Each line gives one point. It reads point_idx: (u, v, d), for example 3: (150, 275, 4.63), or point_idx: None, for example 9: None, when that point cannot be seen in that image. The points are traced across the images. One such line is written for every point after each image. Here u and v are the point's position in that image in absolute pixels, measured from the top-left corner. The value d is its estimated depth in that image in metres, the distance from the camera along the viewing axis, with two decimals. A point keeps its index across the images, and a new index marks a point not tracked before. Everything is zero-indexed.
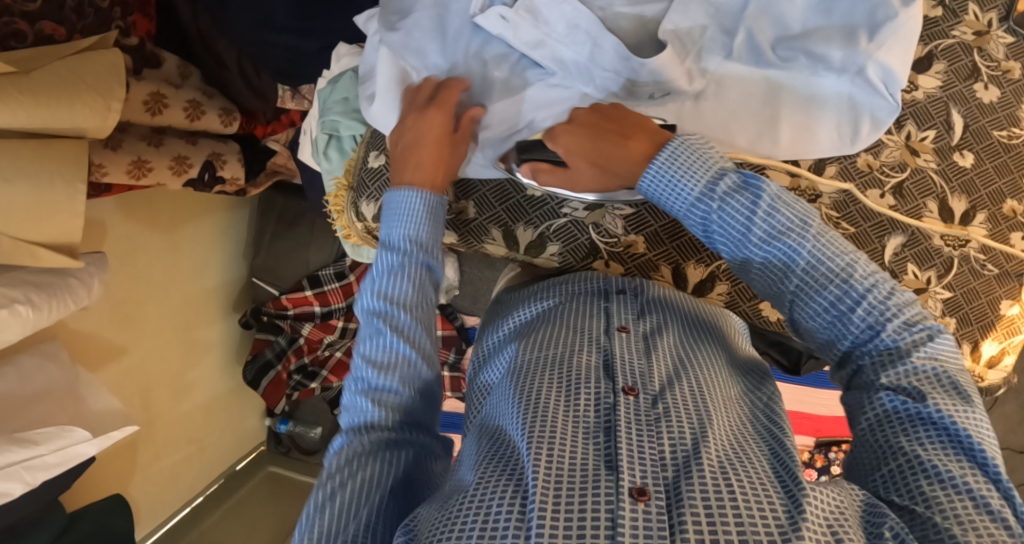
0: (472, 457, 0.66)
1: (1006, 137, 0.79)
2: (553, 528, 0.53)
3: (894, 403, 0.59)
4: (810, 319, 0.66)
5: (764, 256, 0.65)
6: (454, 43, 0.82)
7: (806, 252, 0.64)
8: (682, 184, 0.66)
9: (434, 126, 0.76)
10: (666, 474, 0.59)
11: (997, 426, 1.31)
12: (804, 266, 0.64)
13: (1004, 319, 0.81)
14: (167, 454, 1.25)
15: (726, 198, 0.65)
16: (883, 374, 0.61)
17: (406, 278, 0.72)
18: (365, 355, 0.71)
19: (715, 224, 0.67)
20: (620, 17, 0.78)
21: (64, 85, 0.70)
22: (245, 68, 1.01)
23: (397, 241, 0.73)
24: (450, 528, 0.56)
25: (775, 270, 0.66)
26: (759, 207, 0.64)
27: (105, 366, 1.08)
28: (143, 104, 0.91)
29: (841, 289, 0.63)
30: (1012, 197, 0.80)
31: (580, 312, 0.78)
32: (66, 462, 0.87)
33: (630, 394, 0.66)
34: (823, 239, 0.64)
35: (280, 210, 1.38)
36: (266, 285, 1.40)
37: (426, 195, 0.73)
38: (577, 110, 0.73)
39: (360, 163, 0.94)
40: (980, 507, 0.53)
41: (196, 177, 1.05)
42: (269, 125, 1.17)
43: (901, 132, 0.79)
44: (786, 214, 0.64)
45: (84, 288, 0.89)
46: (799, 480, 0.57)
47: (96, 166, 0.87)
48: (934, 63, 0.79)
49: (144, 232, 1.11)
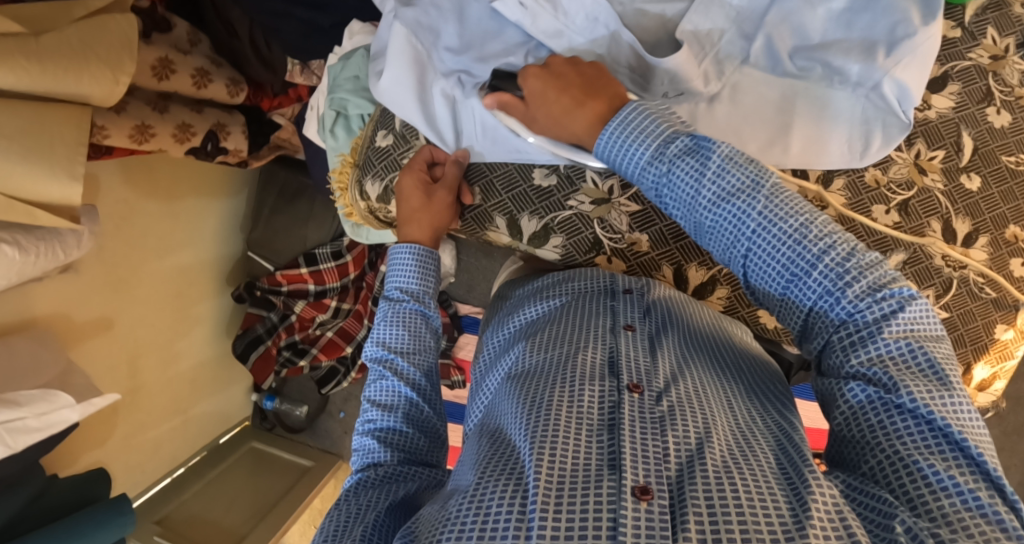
0: (473, 457, 0.67)
1: (1014, 162, 0.80)
2: (553, 529, 0.54)
3: (864, 391, 0.58)
4: (768, 284, 0.63)
5: (715, 219, 0.63)
6: (473, 27, 0.82)
7: (755, 214, 0.61)
8: (634, 148, 0.65)
9: (409, 187, 0.84)
10: (669, 472, 0.59)
11: None
12: (754, 229, 0.61)
13: (998, 343, 0.82)
14: (151, 424, 1.24)
15: (674, 163, 0.64)
16: (853, 356, 0.59)
17: (401, 325, 0.78)
18: (371, 400, 0.75)
19: (665, 188, 0.65)
20: (640, 14, 0.77)
21: (72, 53, 0.71)
22: (256, 40, 1.02)
23: (394, 293, 0.81)
24: (451, 527, 0.57)
25: (727, 233, 0.63)
26: (706, 171, 0.62)
27: (95, 329, 1.07)
28: (150, 69, 0.91)
29: (795, 253, 0.60)
30: (1016, 223, 0.80)
31: (585, 310, 0.78)
32: (48, 427, 0.86)
33: (634, 391, 0.66)
34: (775, 199, 0.61)
35: (281, 184, 1.37)
36: (261, 260, 1.40)
37: (417, 249, 0.81)
38: (555, 58, 0.74)
39: (367, 141, 0.93)
40: (974, 509, 0.50)
41: (199, 146, 1.04)
42: (276, 99, 1.17)
43: (911, 149, 0.79)
44: (736, 174, 0.62)
45: (74, 237, 0.88)
46: (804, 474, 0.57)
47: (98, 127, 0.86)
48: (948, 83, 0.79)
49: (141, 197, 1.10)
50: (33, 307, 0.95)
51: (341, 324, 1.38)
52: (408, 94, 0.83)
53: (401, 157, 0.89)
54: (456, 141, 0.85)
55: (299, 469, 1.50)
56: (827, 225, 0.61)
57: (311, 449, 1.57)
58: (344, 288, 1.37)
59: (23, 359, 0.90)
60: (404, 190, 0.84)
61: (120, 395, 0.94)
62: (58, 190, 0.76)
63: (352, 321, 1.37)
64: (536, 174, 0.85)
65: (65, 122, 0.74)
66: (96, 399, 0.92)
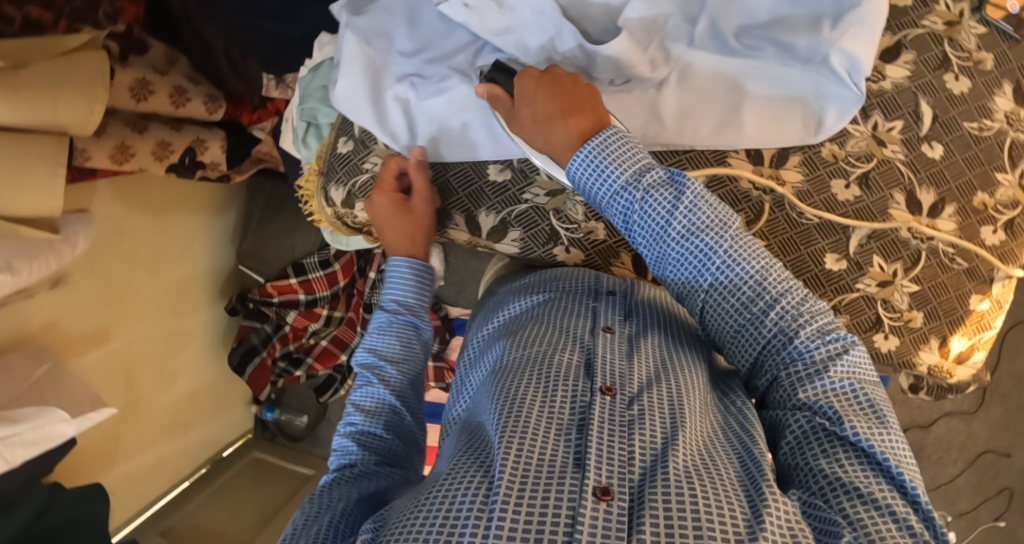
0: (452, 449, 0.68)
1: (977, 129, 0.78)
2: (512, 522, 0.55)
3: (814, 420, 0.62)
4: (725, 322, 0.67)
5: (681, 253, 0.66)
6: (425, 31, 0.84)
7: (720, 253, 0.65)
8: (608, 171, 0.66)
9: (384, 207, 0.84)
10: (633, 476, 0.60)
11: (984, 430, 1.32)
12: (717, 267, 0.65)
13: (974, 315, 0.81)
14: (153, 438, 1.28)
15: (649, 196, 0.66)
16: (802, 389, 0.63)
17: (392, 334, 0.81)
18: (355, 404, 0.77)
19: (635, 216, 0.67)
20: (587, 5, 0.77)
21: (47, 84, 0.75)
22: (231, 55, 1.04)
23: (388, 304, 0.85)
24: (415, 517, 0.57)
25: (688, 271, 0.66)
26: (676, 207, 0.65)
27: (90, 349, 1.10)
28: (128, 90, 0.95)
29: (755, 294, 0.64)
30: (983, 190, 0.79)
31: (568, 310, 0.79)
32: (46, 442, 0.90)
33: (607, 393, 0.67)
34: (738, 243, 0.65)
35: (267, 195, 1.38)
36: (250, 272, 1.40)
37: (414, 263, 0.85)
38: (558, 68, 0.72)
39: (330, 148, 0.92)
40: (903, 530, 0.54)
41: (177, 161, 1.08)
42: (255, 112, 1.20)
43: (868, 121, 0.78)
44: (706, 213, 0.65)
45: (69, 248, 0.91)
46: (762, 491, 0.58)
47: (78, 150, 0.91)
48: (902, 52, 0.78)
49: (132, 215, 1.14)
50: (28, 324, 0.98)
51: (334, 332, 1.41)
52: (363, 99, 0.84)
53: (362, 163, 0.88)
54: (410, 142, 0.86)
55: (299, 477, 1.54)
56: (782, 270, 0.66)
57: (311, 457, 1.61)
58: (335, 296, 1.39)
59: (16, 373, 0.93)
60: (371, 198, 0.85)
61: (114, 409, 1.00)
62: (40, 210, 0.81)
63: (346, 328, 1.41)
64: (491, 171, 0.84)
65: (45, 143, 0.79)
66: (90, 415, 0.97)
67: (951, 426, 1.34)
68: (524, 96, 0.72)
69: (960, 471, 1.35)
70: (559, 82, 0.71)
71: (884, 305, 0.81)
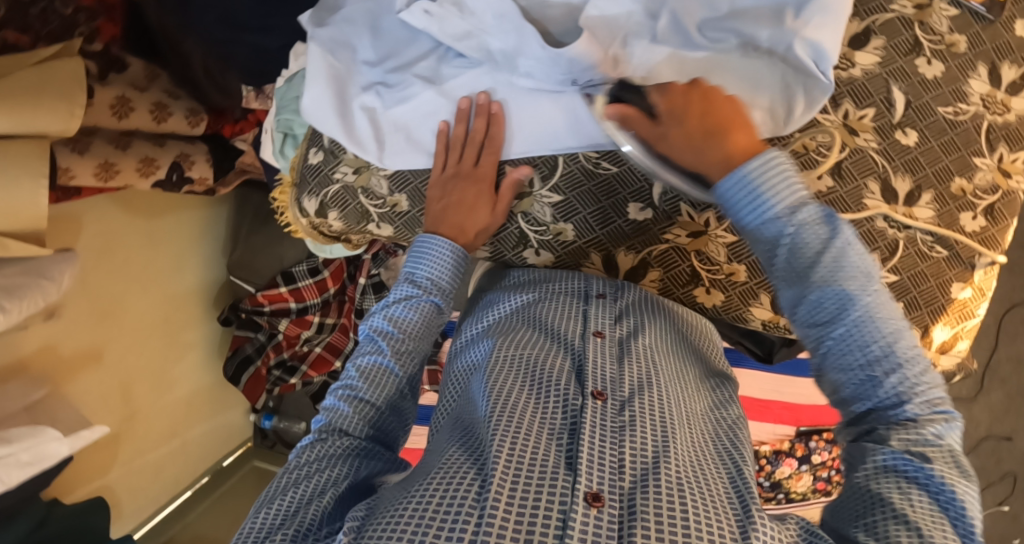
0: (443, 445, 0.68)
1: (952, 113, 0.77)
2: (502, 524, 0.56)
3: (893, 458, 0.57)
4: (840, 366, 0.61)
5: (822, 296, 0.61)
6: (388, 39, 0.84)
7: (863, 306, 0.59)
8: (762, 198, 0.62)
9: (470, 196, 0.82)
10: (623, 482, 0.61)
11: (984, 415, 1.35)
12: (857, 318, 0.59)
13: (956, 303, 0.79)
14: (152, 450, 1.29)
15: (801, 234, 0.61)
16: (890, 428, 0.58)
17: (416, 314, 0.77)
18: (358, 367, 0.75)
19: (783, 248, 0.62)
20: (548, 6, 0.77)
21: (26, 90, 0.76)
22: (210, 68, 1.02)
23: (420, 279, 0.79)
24: (404, 512, 0.58)
25: (823, 311, 0.61)
26: (821, 249, 0.61)
27: (81, 373, 1.10)
28: (109, 108, 0.95)
29: (883, 350, 0.59)
30: (960, 175, 0.77)
31: (559, 312, 0.79)
32: (40, 462, 0.91)
33: (598, 398, 0.67)
34: (878, 302, 0.59)
35: (256, 206, 1.37)
36: (242, 283, 1.39)
37: (455, 248, 0.79)
38: (699, 81, 0.70)
39: (302, 159, 0.93)
40: None
41: (163, 177, 1.07)
42: (237, 124, 1.20)
43: (839, 110, 0.76)
44: (854, 263, 0.60)
45: (55, 287, 0.91)
46: (750, 508, 0.59)
47: (62, 170, 0.90)
48: (872, 38, 0.76)
49: (120, 231, 1.12)
50: (22, 348, 0.99)
51: (328, 338, 1.42)
52: (330, 110, 0.84)
53: (333, 173, 0.90)
54: (380, 151, 0.86)
55: None
56: (910, 338, 0.60)
57: None
58: (326, 303, 1.40)
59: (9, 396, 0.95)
60: (443, 182, 0.84)
61: (107, 428, 1.00)
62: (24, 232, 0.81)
63: (339, 334, 1.42)
64: None
65: (25, 159, 0.78)
66: (83, 433, 0.98)
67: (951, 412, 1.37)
68: (674, 111, 0.68)
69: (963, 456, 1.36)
70: (710, 97, 0.68)
71: None
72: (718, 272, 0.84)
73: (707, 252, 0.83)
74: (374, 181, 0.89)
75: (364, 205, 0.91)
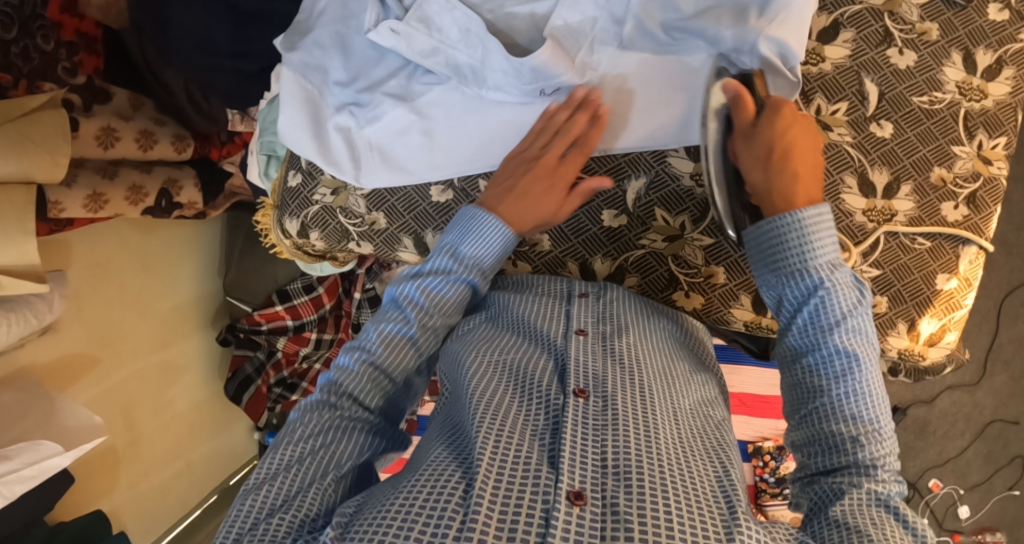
0: (426, 452, 0.66)
1: (928, 102, 0.75)
2: (484, 524, 0.53)
3: (872, 497, 0.56)
4: (835, 415, 0.60)
5: (835, 346, 0.60)
6: (358, 59, 0.84)
7: (869, 368, 0.60)
8: (803, 241, 0.62)
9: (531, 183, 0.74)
10: (606, 479, 0.58)
11: (988, 400, 1.38)
12: (862, 377, 0.59)
13: (943, 295, 0.78)
14: (157, 473, 1.29)
15: (829, 289, 0.61)
16: (870, 479, 0.57)
17: (450, 291, 0.73)
18: (380, 332, 0.72)
19: (812, 293, 0.62)
20: (512, 17, 0.77)
21: (10, 143, 0.76)
22: (193, 93, 1.01)
23: (462, 255, 0.73)
24: (382, 514, 0.55)
25: (832, 362, 0.61)
26: (843, 314, 0.60)
27: (78, 381, 1.09)
28: (95, 139, 0.91)
29: (876, 414, 0.59)
30: (940, 164, 0.76)
31: (543, 313, 0.77)
32: (41, 475, 0.90)
33: (581, 395, 0.65)
34: (878, 377, 0.61)
35: (247, 227, 1.38)
36: (238, 302, 1.40)
37: (507, 231, 0.72)
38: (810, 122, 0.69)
39: (282, 181, 0.95)
40: None
41: (152, 205, 1.04)
42: (224, 147, 1.20)
43: (810, 106, 0.76)
44: (867, 334, 0.61)
45: (45, 304, 0.93)
46: (738, 509, 0.56)
47: (51, 204, 0.88)
48: (841, 31, 0.75)
49: (112, 258, 1.13)
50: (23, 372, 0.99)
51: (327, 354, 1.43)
52: (306, 132, 0.86)
53: (312, 195, 0.93)
54: (356, 169, 0.88)
55: None
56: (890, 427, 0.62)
57: None
58: (322, 319, 1.40)
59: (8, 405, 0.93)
60: (514, 170, 0.76)
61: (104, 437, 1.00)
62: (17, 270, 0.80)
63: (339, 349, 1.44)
64: (433, 192, 0.87)
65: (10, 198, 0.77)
66: (83, 444, 0.96)
67: (955, 399, 1.40)
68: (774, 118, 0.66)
69: (969, 443, 1.40)
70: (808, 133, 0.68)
71: None
72: (695, 276, 0.83)
73: (684, 255, 0.83)
74: (352, 201, 0.91)
75: (344, 225, 0.92)
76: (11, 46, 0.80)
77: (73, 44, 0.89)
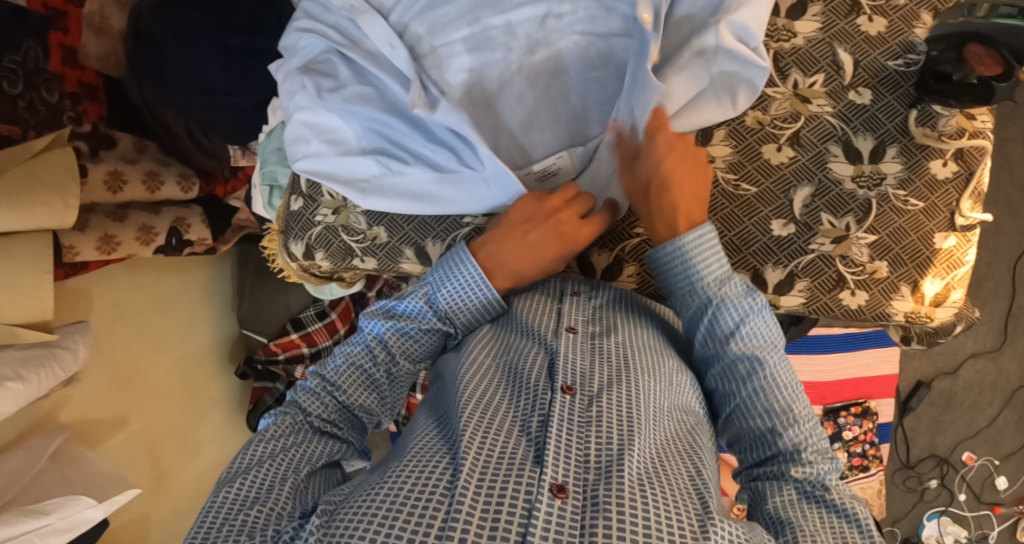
0: (413, 441, 0.66)
1: (903, 65, 0.76)
2: (467, 519, 0.53)
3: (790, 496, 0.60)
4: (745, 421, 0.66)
5: (726, 361, 0.67)
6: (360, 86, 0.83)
7: (762, 373, 0.65)
8: (697, 268, 0.68)
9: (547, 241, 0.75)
10: (588, 475, 0.58)
11: (1013, 365, 1.37)
12: (755, 385, 0.65)
13: (943, 253, 0.79)
14: (185, 510, 1.31)
15: (718, 307, 0.67)
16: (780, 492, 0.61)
17: (422, 334, 0.76)
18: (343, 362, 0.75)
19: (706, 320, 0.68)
20: (489, 28, 0.79)
21: (21, 187, 0.77)
22: (193, 133, 1.03)
23: (435, 301, 0.76)
24: (363, 506, 0.55)
25: (731, 382, 0.66)
26: (738, 317, 0.66)
27: (108, 438, 1.12)
28: (103, 183, 0.95)
29: (784, 410, 0.64)
30: (924, 125, 0.76)
31: (534, 310, 0.77)
32: (75, 528, 0.91)
33: (568, 392, 0.64)
34: (774, 377, 0.64)
35: (257, 261, 1.42)
36: (254, 335, 1.42)
37: (482, 278, 0.74)
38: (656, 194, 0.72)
39: (286, 208, 0.99)
40: None
41: (163, 244, 1.07)
42: (229, 184, 1.22)
43: (787, 81, 0.78)
44: (756, 339, 0.66)
45: (70, 354, 0.94)
46: (710, 512, 0.56)
47: (65, 248, 0.91)
48: (808, 7, 0.78)
49: (130, 300, 1.17)
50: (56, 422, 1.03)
51: None
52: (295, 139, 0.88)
53: (315, 217, 0.95)
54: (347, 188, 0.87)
55: None
56: (813, 420, 0.65)
57: None
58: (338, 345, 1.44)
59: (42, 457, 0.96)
60: (538, 218, 0.76)
61: (137, 490, 1.01)
62: (32, 315, 0.83)
63: None
64: None
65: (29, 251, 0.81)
66: (117, 496, 0.98)
67: (979, 367, 1.38)
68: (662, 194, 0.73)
69: (998, 411, 1.39)
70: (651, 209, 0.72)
71: (844, 261, 0.79)
72: None
73: None
74: (353, 218, 0.94)
75: (347, 242, 0.94)
76: (17, 100, 0.82)
77: (76, 94, 0.93)
